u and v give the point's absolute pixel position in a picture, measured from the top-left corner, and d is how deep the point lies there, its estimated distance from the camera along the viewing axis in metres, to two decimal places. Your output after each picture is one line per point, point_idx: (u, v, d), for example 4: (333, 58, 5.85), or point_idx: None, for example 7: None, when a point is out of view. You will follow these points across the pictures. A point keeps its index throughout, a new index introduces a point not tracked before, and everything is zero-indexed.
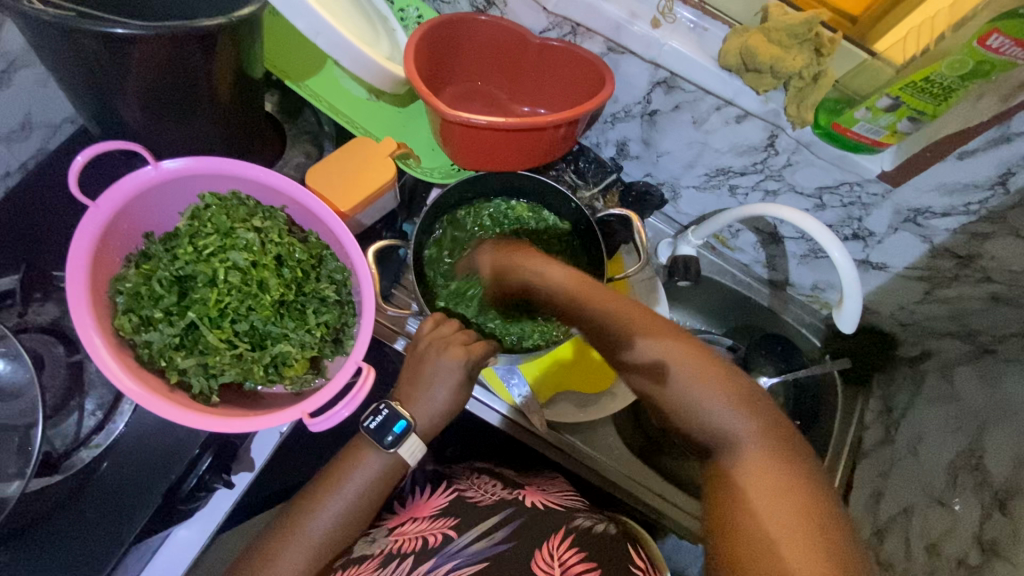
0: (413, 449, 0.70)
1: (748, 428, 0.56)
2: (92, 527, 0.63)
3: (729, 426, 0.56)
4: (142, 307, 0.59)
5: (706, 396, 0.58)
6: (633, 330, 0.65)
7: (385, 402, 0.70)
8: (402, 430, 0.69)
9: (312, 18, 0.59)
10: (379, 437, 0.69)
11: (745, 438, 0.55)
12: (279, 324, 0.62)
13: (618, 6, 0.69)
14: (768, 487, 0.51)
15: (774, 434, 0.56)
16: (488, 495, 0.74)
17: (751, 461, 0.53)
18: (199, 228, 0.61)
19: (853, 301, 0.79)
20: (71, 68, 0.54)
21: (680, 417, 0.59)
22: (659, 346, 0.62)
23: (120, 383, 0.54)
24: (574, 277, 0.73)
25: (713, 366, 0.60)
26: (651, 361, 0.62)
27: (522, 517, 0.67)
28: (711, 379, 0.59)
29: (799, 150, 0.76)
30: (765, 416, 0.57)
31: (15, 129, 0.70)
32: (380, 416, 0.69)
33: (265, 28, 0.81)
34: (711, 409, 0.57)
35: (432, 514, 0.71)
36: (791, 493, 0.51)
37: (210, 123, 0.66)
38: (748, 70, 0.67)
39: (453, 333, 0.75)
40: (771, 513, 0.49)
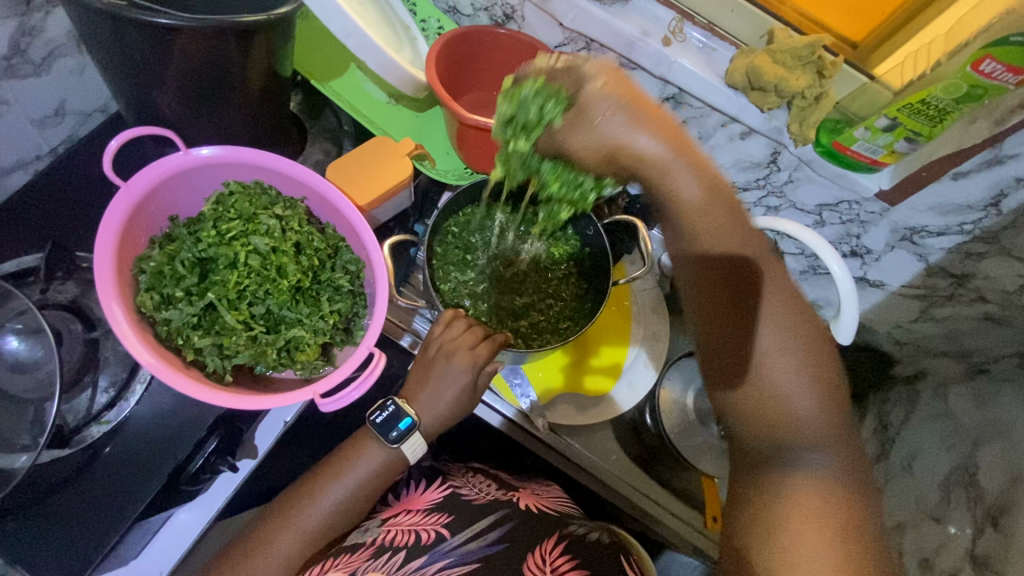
0: (414, 446, 0.72)
1: (834, 448, 0.52)
2: (95, 503, 0.64)
3: (809, 435, 0.52)
4: (163, 285, 0.60)
5: (806, 399, 0.52)
6: (766, 307, 0.53)
7: (393, 398, 0.72)
8: (407, 427, 0.71)
9: (344, 22, 0.63)
10: (384, 431, 0.70)
11: (826, 460, 0.51)
12: (294, 309, 0.64)
13: (631, 24, 0.75)
14: (824, 522, 0.48)
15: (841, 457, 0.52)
16: (483, 494, 0.77)
17: (819, 485, 0.50)
18: (223, 213, 0.63)
19: (849, 314, 0.80)
20: (115, 55, 0.57)
21: (764, 408, 0.53)
22: (795, 346, 0.53)
23: (140, 355, 0.55)
24: (693, 156, 0.56)
25: (830, 374, 0.53)
26: (766, 358, 0.52)
27: (516, 518, 0.70)
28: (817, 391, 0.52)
29: (800, 167, 0.80)
30: (844, 430, 0.53)
31: (49, 114, 0.74)
32: (386, 412, 0.72)
33: (296, 32, 0.84)
34: (799, 411, 0.52)
35: (425, 509, 0.74)
36: (842, 526, 0.48)
37: (239, 114, 0.69)
38: (754, 88, 0.72)
39: (462, 334, 0.75)
40: (818, 537, 0.47)
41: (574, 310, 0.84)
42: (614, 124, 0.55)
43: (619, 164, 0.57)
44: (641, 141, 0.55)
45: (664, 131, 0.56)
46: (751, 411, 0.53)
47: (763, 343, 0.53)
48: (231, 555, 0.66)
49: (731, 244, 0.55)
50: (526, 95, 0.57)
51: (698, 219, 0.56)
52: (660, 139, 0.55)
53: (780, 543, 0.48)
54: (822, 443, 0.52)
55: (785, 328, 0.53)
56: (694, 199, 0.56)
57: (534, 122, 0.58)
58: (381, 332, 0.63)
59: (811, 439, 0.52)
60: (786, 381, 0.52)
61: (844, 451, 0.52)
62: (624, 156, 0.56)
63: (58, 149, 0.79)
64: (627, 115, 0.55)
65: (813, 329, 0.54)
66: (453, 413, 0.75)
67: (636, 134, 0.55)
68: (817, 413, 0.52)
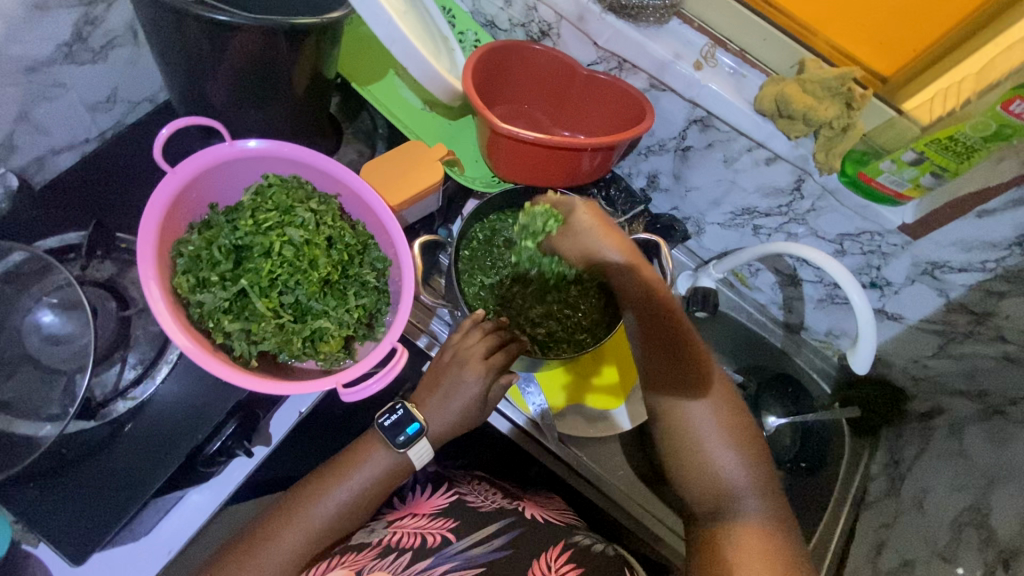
0: (421, 451, 0.73)
1: (754, 482, 0.63)
2: (114, 476, 0.66)
3: (728, 467, 0.63)
4: (199, 269, 0.62)
5: (719, 434, 0.64)
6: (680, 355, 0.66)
7: (402, 403, 0.72)
8: (414, 432, 0.71)
9: (390, 28, 0.65)
10: (391, 435, 0.71)
11: (745, 487, 0.62)
12: (321, 301, 0.65)
13: (663, 47, 0.78)
14: (751, 540, 0.58)
15: (757, 481, 0.63)
16: (489, 502, 0.78)
17: (754, 529, 0.59)
18: (260, 203, 0.65)
19: (867, 345, 0.80)
20: (176, 48, 0.60)
21: (691, 442, 0.65)
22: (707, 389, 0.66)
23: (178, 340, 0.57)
24: (630, 251, 0.67)
25: (738, 412, 0.66)
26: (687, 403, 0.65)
27: (519, 527, 0.71)
28: (729, 427, 0.65)
29: (824, 197, 0.81)
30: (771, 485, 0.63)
31: (102, 101, 0.77)
32: (395, 415, 0.72)
33: (345, 37, 0.87)
34: (716, 446, 0.64)
35: (431, 513, 0.74)
36: (764, 543, 0.58)
37: (284, 111, 0.72)
38: (782, 116, 0.74)
39: (478, 344, 0.75)
40: (746, 553, 0.57)
41: (591, 324, 0.84)
42: (584, 239, 0.67)
43: (592, 263, 0.69)
44: (606, 250, 0.66)
45: (614, 238, 0.67)
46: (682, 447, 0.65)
47: (684, 388, 0.66)
48: (236, 548, 0.67)
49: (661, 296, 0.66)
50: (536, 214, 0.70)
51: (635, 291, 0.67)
52: (615, 247, 0.66)
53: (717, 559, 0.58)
54: (741, 471, 0.63)
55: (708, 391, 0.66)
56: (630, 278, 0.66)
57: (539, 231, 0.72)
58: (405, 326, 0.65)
59: (728, 470, 0.63)
60: (702, 419, 0.65)
61: (759, 475, 0.63)
62: (595, 263, 0.68)
63: (106, 134, 0.82)
64: (594, 232, 0.66)
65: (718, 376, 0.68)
66: (466, 417, 0.75)
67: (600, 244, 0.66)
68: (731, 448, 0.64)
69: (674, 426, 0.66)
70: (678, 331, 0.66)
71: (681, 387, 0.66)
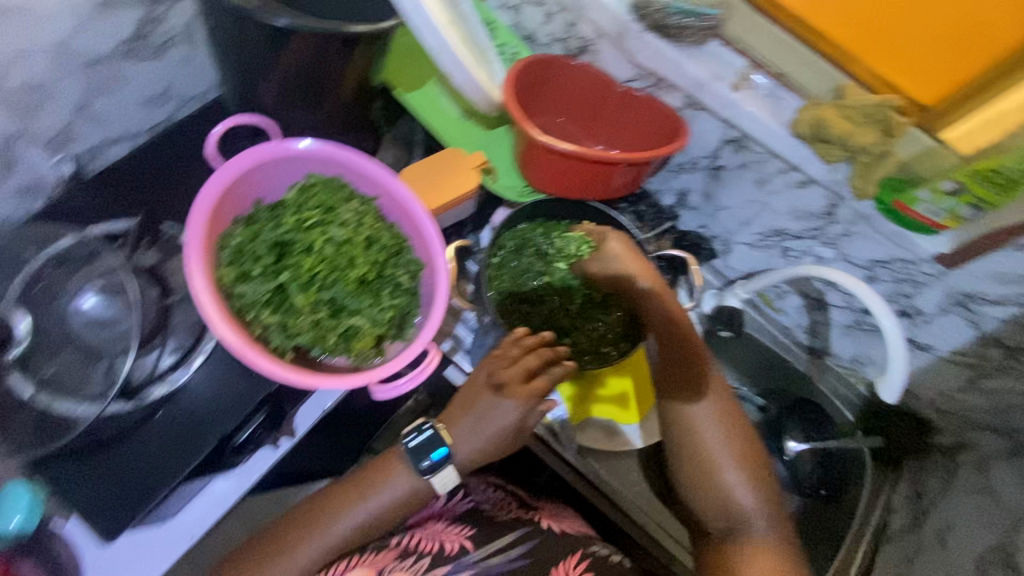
0: (445, 480, 0.71)
1: (759, 492, 0.69)
2: (149, 457, 0.68)
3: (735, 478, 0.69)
4: (242, 262, 0.64)
5: (728, 449, 0.71)
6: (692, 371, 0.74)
7: (431, 423, 0.72)
8: (439, 459, 0.70)
9: (441, 39, 0.67)
10: (415, 459, 0.70)
11: (750, 498, 0.69)
12: (357, 298, 0.67)
13: (701, 67, 0.79)
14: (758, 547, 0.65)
15: (762, 490, 0.69)
16: (506, 512, 0.80)
17: (764, 549, 0.65)
18: (305, 201, 0.67)
19: (898, 373, 0.80)
20: (236, 49, 0.63)
21: (701, 457, 0.71)
22: (716, 405, 0.73)
23: (221, 332, 0.59)
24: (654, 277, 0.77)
25: (741, 425, 0.73)
26: (698, 417, 0.72)
27: (538, 536, 0.74)
28: (735, 439, 0.71)
29: (858, 223, 0.81)
30: (775, 504, 0.69)
31: (155, 95, 0.80)
32: (423, 435, 0.71)
33: (394, 44, 0.88)
34: (725, 457, 0.70)
35: (449, 519, 0.77)
36: (769, 550, 0.65)
37: (331, 114, 0.74)
38: (819, 140, 0.75)
39: (523, 359, 0.73)
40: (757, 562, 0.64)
41: (618, 337, 0.84)
42: (615, 264, 0.78)
43: (621, 289, 0.79)
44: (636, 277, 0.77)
45: (643, 267, 0.77)
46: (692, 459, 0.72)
47: (695, 404, 0.73)
48: (254, 551, 0.68)
49: (680, 318, 0.76)
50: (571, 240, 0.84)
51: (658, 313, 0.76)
52: (643, 275, 0.77)
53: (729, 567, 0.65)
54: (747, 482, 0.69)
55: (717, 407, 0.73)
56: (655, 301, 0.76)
57: (573, 255, 0.84)
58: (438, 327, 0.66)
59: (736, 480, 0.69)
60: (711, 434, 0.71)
61: (762, 485, 0.70)
62: (626, 289, 0.78)
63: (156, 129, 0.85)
64: (624, 260, 0.78)
65: (724, 392, 0.75)
66: (495, 444, 0.72)
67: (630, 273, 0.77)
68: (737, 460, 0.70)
69: (682, 439, 0.72)
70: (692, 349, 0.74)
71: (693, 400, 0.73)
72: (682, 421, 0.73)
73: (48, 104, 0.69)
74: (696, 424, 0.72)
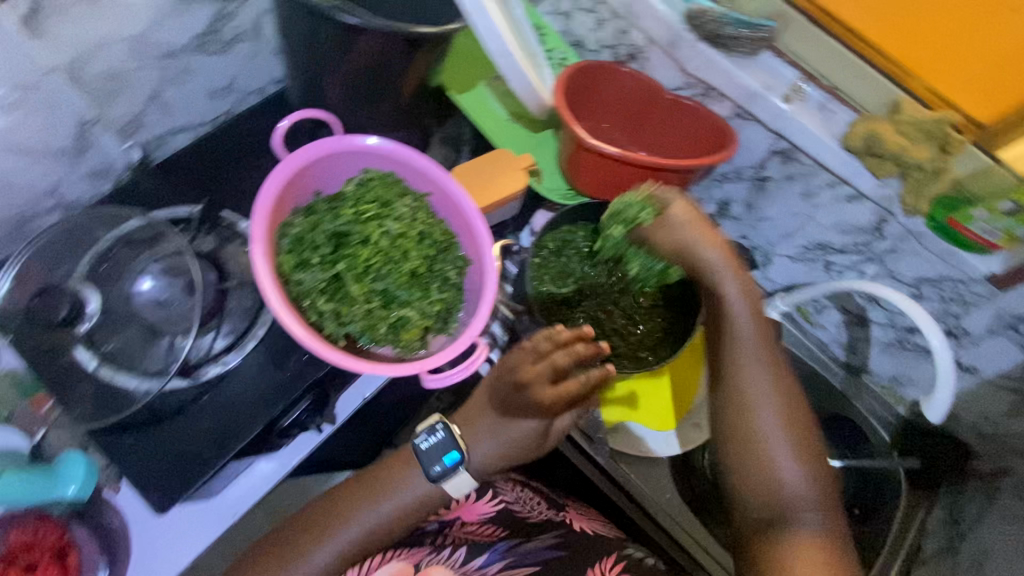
0: (458, 483, 0.68)
1: (813, 486, 0.58)
2: (203, 434, 0.70)
3: (786, 466, 0.59)
4: (302, 250, 0.66)
5: (780, 434, 0.60)
6: (748, 345, 0.62)
7: (443, 423, 0.68)
8: (451, 464, 0.67)
9: (500, 43, 0.68)
10: (427, 462, 0.67)
11: (803, 493, 0.58)
12: (407, 291, 0.69)
13: (754, 79, 0.79)
14: (804, 541, 0.56)
15: (815, 482, 0.59)
16: (535, 511, 0.81)
17: (813, 550, 0.55)
18: (363, 195, 0.69)
19: (944, 393, 0.79)
20: (307, 46, 0.66)
21: (746, 440, 0.60)
22: (771, 383, 0.61)
23: (292, 329, 0.61)
24: (712, 234, 0.65)
25: (801, 411, 0.61)
26: (749, 394, 0.61)
27: (570, 536, 0.77)
28: (791, 424, 0.60)
29: (907, 239, 0.80)
30: (835, 509, 0.59)
31: (221, 88, 0.83)
32: (435, 437, 0.68)
33: (455, 45, 0.90)
34: (776, 442, 0.59)
35: (479, 519, 0.79)
36: (818, 547, 0.56)
37: (389, 111, 0.77)
38: (872, 155, 0.75)
39: (552, 351, 0.62)
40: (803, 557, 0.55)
41: (653, 343, 0.84)
42: (678, 232, 0.65)
43: (683, 261, 0.66)
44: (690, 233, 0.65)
45: (695, 217, 0.65)
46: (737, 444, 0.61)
47: (749, 380, 0.61)
48: (265, 548, 0.65)
49: (738, 283, 0.63)
50: (629, 203, 0.73)
51: (716, 274, 0.64)
52: (698, 230, 0.65)
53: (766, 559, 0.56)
54: (801, 470, 0.59)
55: (773, 386, 0.61)
56: (714, 259, 0.64)
57: (631, 219, 0.73)
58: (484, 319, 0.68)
59: (786, 467, 0.59)
60: (763, 415, 0.60)
61: (818, 480, 0.59)
62: (687, 258, 0.65)
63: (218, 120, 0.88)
64: (678, 211, 0.66)
65: (784, 372, 0.63)
66: (518, 446, 0.69)
67: (695, 238, 0.64)
68: (792, 446, 0.59)
69: (726, 419, 0.62)
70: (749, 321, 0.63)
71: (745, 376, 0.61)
72: (738, 409, 0.61)
73: (124, 91, 0.73)
74: (755, 416, 0.60)
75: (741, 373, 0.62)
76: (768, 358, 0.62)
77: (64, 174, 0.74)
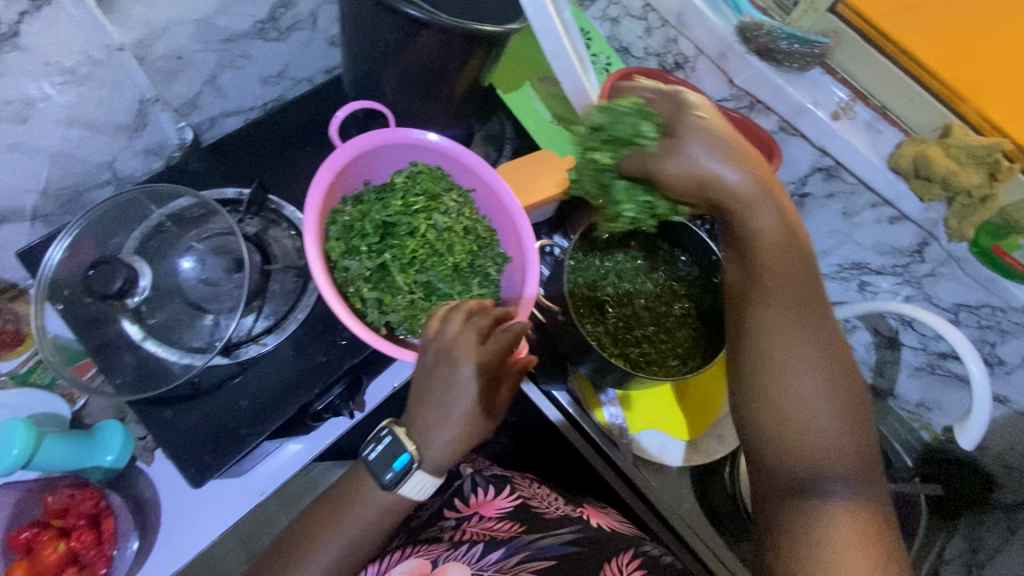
0: (418, 485, 0.60)
1: (853, 450, 0.53)
2: (241, 413, 0.72)
3: (824, 428, 0.52)
4: (350, 238, 0.68)
5: (817, 394, 0.53)
6: (781, 290, 0.55)
7: (387, 428, 0.60)
8: (403, 468, 0.58)
9: (556, 44, 0.68)
10: (377, 473, 0.59)
11: (842, 457, 0.52)
12: (449, 284, 0.70)
13: (804, 94, 0.80)
14: (844, 512, 0.51)
15: (855, 444, 0.53)
16: (552, 506, 0.81)
17: (851, 521, 0.50)
18: (411, 186, 0.70)
19: (980, 417, 0.79)
20: (367, 38, 0.67)
21: (778, 400, 0.54)
22: (808, 337, 0.54)
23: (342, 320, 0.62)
24: (743, 155, 0.54)
25: (840, 365, 0.54)
26: (781, 350, 0.54)
27: (587, 531, 0.75)
28: (831, 381, 0.53)
29: (947, 263, 0.80)
30: (874, 468, 0.54)
31: (273, 75, 0.85)
32: (380, 445, 0.60)
33: (508, 48, 0.93)
34: (813, 401, 0.52)
35: (497, 515, 0.78)
36: (859, 517, 0.51)
37: (440, 106, 0.78)
38: (919, 177, 0.74)
39: (474, 321, 0.61)
40: (841, 530, 0.50)
41: (684, 352, 0.84)
42: (689, 147, 0.54)
43: (700, 186, 0.56)
44: (708, 154, 0.54)
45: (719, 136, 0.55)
46: (769, 405, 0.54)
47: (779, 334, 0.54)
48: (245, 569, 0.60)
49: (770, 218, 0.55)
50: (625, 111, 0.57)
51: (744, 208, 0.55)
52: (720, 150, 0.54)
53: (799, 531, 0.51)
54: (840, 432, 0.52)
55: (809, 338, 0.54)
56: (738, 185, 0.54)
57: (616, 139, 0.59)
58: (525, 316, 0.69)
59: (823, 429, 0.52)
60: (797, 374, 0.53)
61: (858, 441, 0.53)
62: (702, 176, 0.55)
63: (268, 105, 0.90)
64: (695, 127, 0.55)
65: (821, 321, 0.55)
66: (468, 434, 0.60)
67: (716, 162, 0.54)
68: (831, 405, 0.53)
69: (755, 378, 0.55)
70: (782, 263, 0.55)
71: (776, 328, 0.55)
72: (766, 367, 0.54)
73: (185, 72, 0.74)
74: (785, 375, 0.53)
75: (768, 324, 0.55)
76: (802, 304, 0.55)
77: (120, 150, 0.76)
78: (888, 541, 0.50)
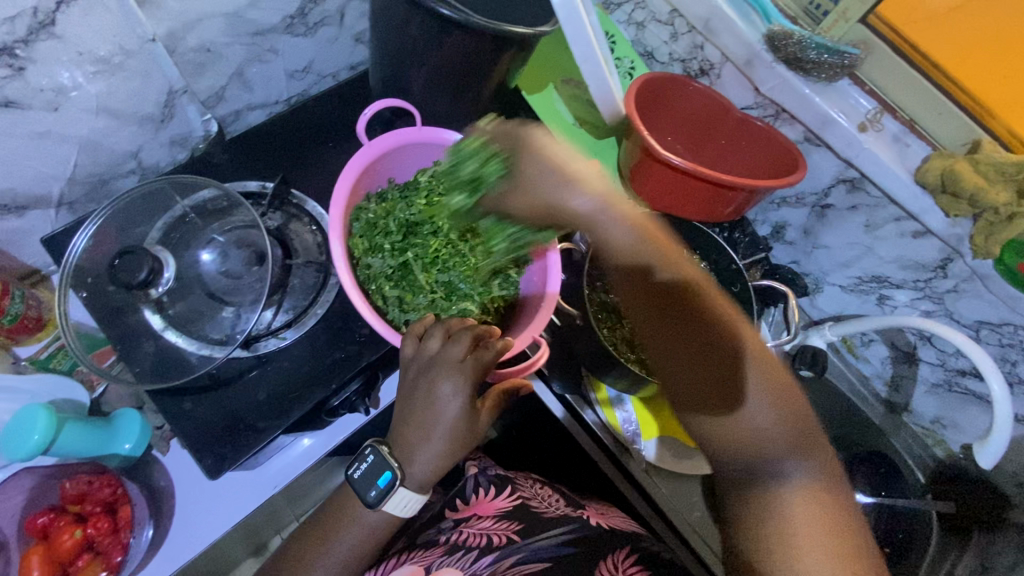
0: (402, 502, 0.64)
1: (790, 436, 0.58)
2: (258, 406, 0.72)
3: (760, 424, 0.57)
4: (374, 236, 0.68)
5: (745, 397, 0.58)
6: (684, 313, 0.60)
7: (369, 447, 0.64)
8: (386, 485, 0.63)
9: (586, 48, 0.69)
10: (363, 490, 0.64)
11: (783, 448, 0.58)
12: (470, 284, 0.70)
13: (831, 106, 0.79)
14: (799, 495, 0.56)
15: (793, 431, 0.58)
16: (552, 507, 0.80)
17: (804, 502, 0.56)
18: (435, 185, 0.70)
19: (1001, 437, 0.79)
20: (397, 37, 0.67)
21: (711, 412, 0.59)
22: (728, 348, 0.58)
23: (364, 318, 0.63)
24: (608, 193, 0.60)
25: (763, 365, 0.58)
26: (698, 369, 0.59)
27: (585, 531, 0.74)
28: (759, 381, 0.58)
29: (970, 280, 0.79)
30: (813, 446, 0.59)
31: (299, 69, 0.85)
32: (365, 464, 0.65)
33: (538, 49, 0.93)
34: (745, 403, 0.57)
35: (495, 514, 0.78)
36: (813, 497, 0.56)
37: (465, 106, 0.78)
38: (946, 192, 0.73)
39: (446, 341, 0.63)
40: (802, 515, 0.55)
41: None
42: (533, 186, 0.61)
43: (546, 215, 0.62)
44: (559, 188, 0.60)
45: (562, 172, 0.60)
46: (706, 419, 0.60)
47: (691, 356, 0.59)
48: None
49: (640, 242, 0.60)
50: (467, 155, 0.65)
51: (606, 233, 0.61)
52: (571, 185, 0.59)
53: (760, 529, 0.57)
54: (776, 425, 0.58)
55: (727, 349, 0.58)
56: (592, 214, 0.60)
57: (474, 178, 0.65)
58: (543, 321, 0.68)
59: (760, 428, 0.58)
60: (724, 387, 0.58)
61: (793, 427, 0.58)
62: (555, 210, 0.60)
63: (292, 100, 0.90)
64: (537, 165, 0.60)
65: (729, 327, 0.59)
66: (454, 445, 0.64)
67: (558, 191, 0.60)
68: (763, 405, 0.57)
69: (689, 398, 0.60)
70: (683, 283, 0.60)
71: (696, 347, 0.59)
72: (686, 386, 0.60)
73: (214, 65, 0.75)
74: (711, 391, 0.59)
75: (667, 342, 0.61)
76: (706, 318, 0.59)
77: (146, 141, 0.76)
78: (841, 509, 0.56)
